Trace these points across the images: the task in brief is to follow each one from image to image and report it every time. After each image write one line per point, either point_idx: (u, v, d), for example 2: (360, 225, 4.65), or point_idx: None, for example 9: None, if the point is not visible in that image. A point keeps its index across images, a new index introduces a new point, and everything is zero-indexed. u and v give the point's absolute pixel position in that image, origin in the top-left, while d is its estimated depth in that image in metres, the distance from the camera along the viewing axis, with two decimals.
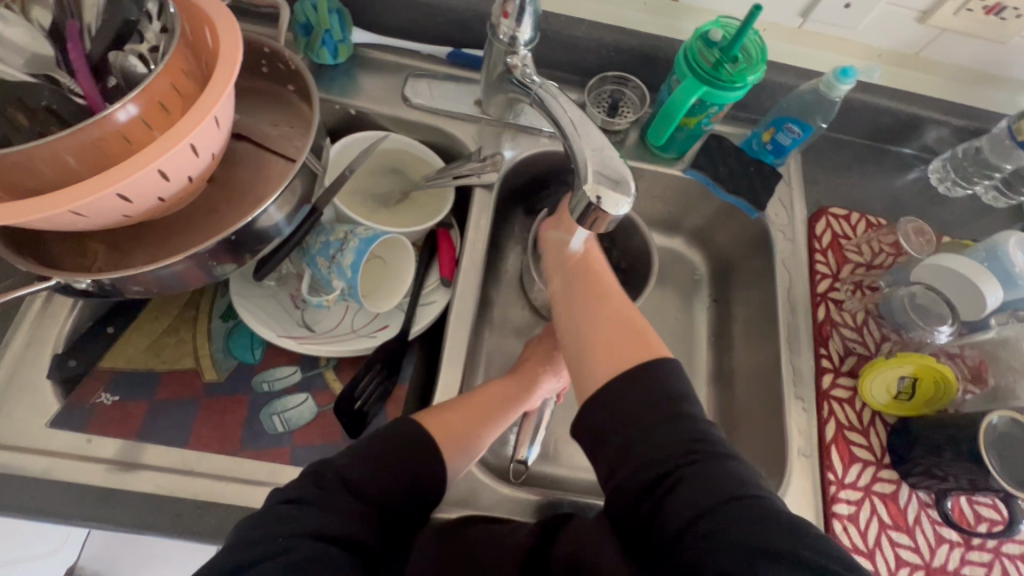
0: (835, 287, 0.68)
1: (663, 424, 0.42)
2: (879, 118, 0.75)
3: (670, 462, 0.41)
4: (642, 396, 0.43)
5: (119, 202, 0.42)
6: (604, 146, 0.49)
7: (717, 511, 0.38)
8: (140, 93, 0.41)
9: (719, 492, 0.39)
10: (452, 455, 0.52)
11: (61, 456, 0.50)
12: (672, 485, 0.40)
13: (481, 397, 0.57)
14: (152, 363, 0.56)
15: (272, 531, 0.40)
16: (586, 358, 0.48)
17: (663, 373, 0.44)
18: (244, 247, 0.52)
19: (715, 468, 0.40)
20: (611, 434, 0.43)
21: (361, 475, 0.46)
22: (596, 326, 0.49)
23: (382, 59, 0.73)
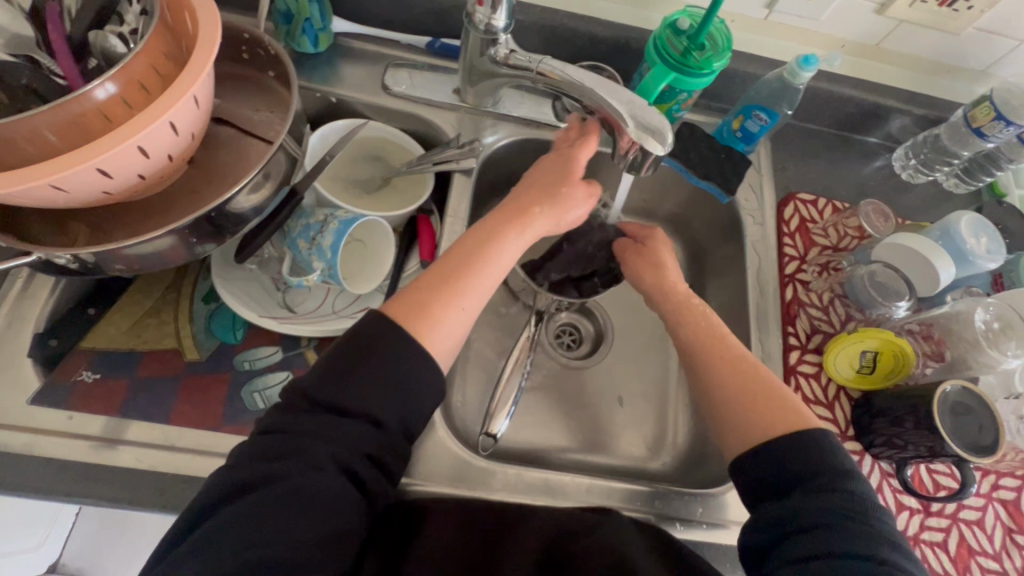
0: (802, 268, 0.71)
1: (819, 481, 0.45)
2: (844, 107, 0.78)
3: (809, 510, 0.44)
4: (797, 461, 0.47)
5: (99, 178, 0.43)
6: (632, 99, 0.54)
7: (836, 560, 0.41)
8: (119, 71, 0.43)
9: (848, 550, 0.42)
10: (409, 366, 0.47)
11: (43, 432, 0.50)
12: (804, 530, 0.44)
13: (453, 264, 0.52)
14: (133, 343, 0.57)
15: (252, 464, 0.41)
16: (735, 418, 0.52)
17: (821, 447, 0.47)
18: (224, 226, 0.53)
19: (867, 535, 0.42)
20: (763, 489, 0.48)
21: (332, 392, 0.43)
22: (745, 391, 0.53)
23: (362, 49, 0.74)
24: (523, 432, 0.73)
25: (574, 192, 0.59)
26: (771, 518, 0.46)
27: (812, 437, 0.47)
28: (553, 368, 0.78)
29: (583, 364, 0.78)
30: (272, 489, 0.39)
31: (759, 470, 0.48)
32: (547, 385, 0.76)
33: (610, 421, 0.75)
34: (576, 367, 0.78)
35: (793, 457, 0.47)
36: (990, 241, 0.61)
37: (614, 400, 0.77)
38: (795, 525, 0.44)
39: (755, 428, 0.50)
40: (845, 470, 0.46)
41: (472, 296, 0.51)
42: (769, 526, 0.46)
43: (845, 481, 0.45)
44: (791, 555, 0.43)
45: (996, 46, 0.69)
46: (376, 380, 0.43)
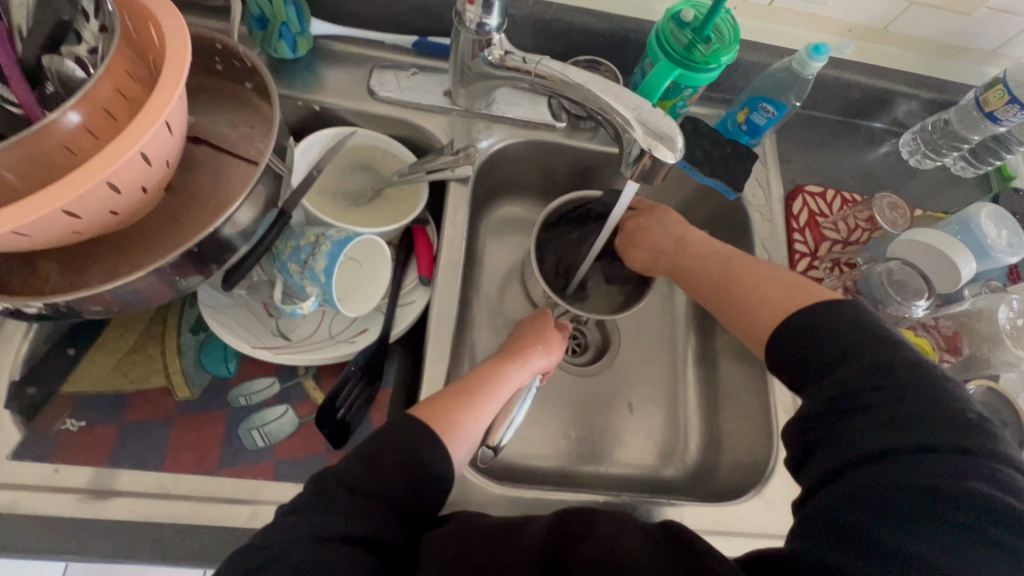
0: (813, 265, 0.69)
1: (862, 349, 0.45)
2: (851, 93, 0.75)
3: (844, 405, 0.43)
4: (832, 326, 0.47)
5: (67, 219, 0.39)
6: (640, 103, 0.50)
7: (881, 460, 0.39)
8: (83, 99, 0.38)
9: (888, 443, 0.39)
10: (454, 445, 0.50)
11: (27, 489, 0.47)
12: (843, 428, 0.42)
13: (470, 380, 0.57)
14: (120, 384, 0.53)
15: (275, 537, 0.40)
16: (749, 312, 0.56)
17: (848, 313, 0.47)
18: (209, 258, 0.50)
19: (925, 408, 0.40)
20: (822, 356, 0.46)
21: (363, 477, 0.44)
22: (758, 285, 0.57)
23: (344, 51, 0.70)
24: (533, 445, 0.71)
25: (556, 338, 0.65)
26: (823, 412, 0.44)
27: (831, 301, 0.49)
28: (560, 376, 0.75)
29: (590, 370, 0.76)
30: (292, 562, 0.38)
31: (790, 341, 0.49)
32: (555, 394, 0.74)
33: (622, 428, 0.74)
34: (583, 375, 0.76)
35: (809, 325, 0.48)
36: (1010, 235, 0.59)
37: (624, 407, 0.75)
38: (829, 420, 0.43)
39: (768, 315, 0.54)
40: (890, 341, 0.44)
41: (489, 402, 0.56)
42: (816, 425, 0.44)
43: (880, 347, 0.44)
44: (834, 464, 0.41)
45: (1008, 24, 0.67)
46: (412, 469, 0.46)
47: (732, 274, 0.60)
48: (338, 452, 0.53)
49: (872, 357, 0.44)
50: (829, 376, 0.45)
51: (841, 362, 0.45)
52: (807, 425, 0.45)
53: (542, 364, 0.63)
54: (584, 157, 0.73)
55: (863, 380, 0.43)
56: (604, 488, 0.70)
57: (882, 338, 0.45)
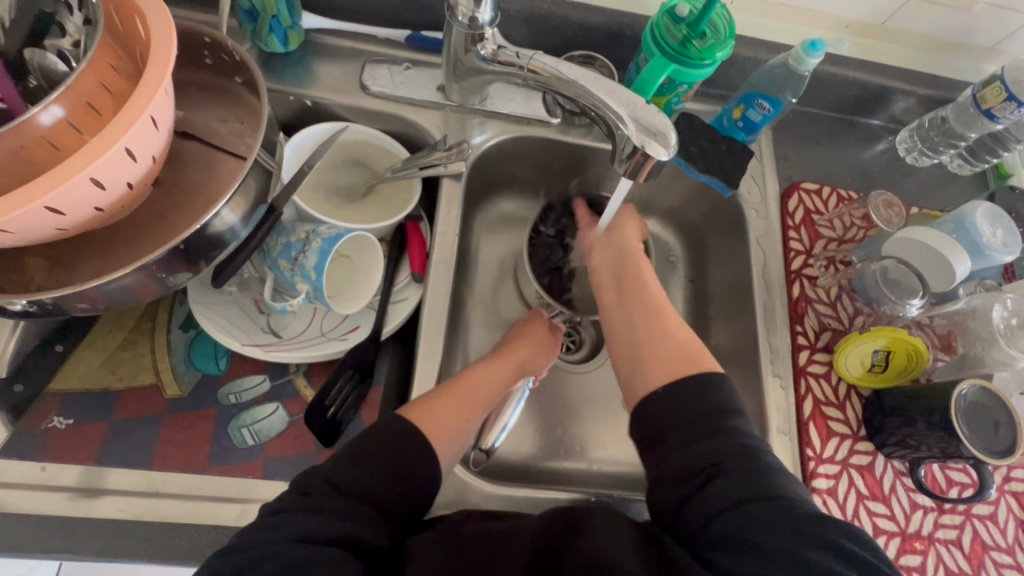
0: (809, 263, 0.68)
1: (710, 417, 0.46)
2: (848, 89, 0.74)
3: (700, 472, 0.44)
4: (684, 405, 0.47)
5: (51, 216, 0.38)
6: (633, 100, 0.50)
7: (749, 506, 0.41)
8: (64, 93, 0.38)
9: (749, 491, 0.42)
10: (445, 444, 0.50)
11: (13, 488, 0.46)
12: (715, 480, 0.43)
13: (466, 380, 0.56)
14: (108, 382, 0.53)
15: (262, 535, 0.39)
16: (643, 368, 0.54)
17: (708, 383, 0.49)
18: (198, 255, 0.49)
19: (750, 472, 0.43)
20: (659, 432, 0.47)
21: (350, 477, 0.44)
22: (647, 353, 0.55)
23: (337, 45, 0.69)
24: (526, 443, 0.70)
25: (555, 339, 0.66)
26: (688, 468, 0.45)
27: (701, 377, 0.49)
28: (554, 374, 0.75)
29: (585, 367, 0.76)
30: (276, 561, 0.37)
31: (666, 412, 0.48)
32: (549, 391, 0.74)
33: (615, 426, 0.73)
34: (578, 372, 0.75)
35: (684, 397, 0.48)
36: (1006, 234, 0.59)
37: (619, 405, 0.75)
38: (700, 477, 0.44)
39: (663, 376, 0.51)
40: (733, 404, 0.48)
41: (483, 406, 0.56)
42: (675, 484, 0.44)
43: (728, 416, 0.46)
44: (713, 510, 0.42)
45: (1006, 21, 0.66)
46: (399, 471, 0.46)
47: (658, 315, 0.58)
48: (329, 450, 0.53)
49: (707, 426, 0.46)
50: (690, 439, 0.46)
51: (682, 432, 0.46)
52: (665, 494, 0.45)
53: (536, 352, 0.64)
54: (578, 154, 0.72)
55: (729, 435, 0.45)
56: (597, 486, 0.69)
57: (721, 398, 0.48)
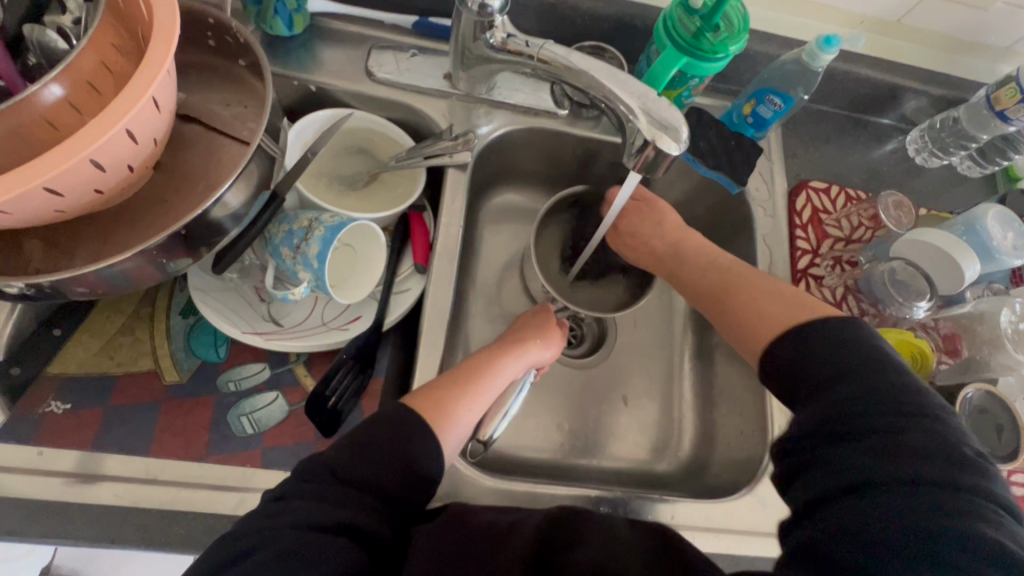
0: (815, 262, 0.68)
1: (848, 367, 0.44)
2: (860, 87, 0.73)
3: (823, 431, 0.43)
4: (822, 368, 0.45)
5: (49, 197, 0.38)
6: (646, 92, 0.49)
7: (866, 491, 0.39)
8: (64, 72, 0.37)
9: (870, 472, 0.39)
10: (446, 436, 0.50)
11: (8, 472, 0.46)
12: (835, 442, 0.42)
13: (464, 372, 0.56)
14: (106, 367, 0.52)
15: (260, 524, 0.39)
16: (758, 321, 0.54)
17: (854, 336, 0.45)
18: (199, 240, 0.48)
19: (897, 440, 0.40)
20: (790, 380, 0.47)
21: (349, 464, 0.44)
22: (764, 308, 0.54)
23: (342, 30, 0.68)
24: (525, 436, 0.70)
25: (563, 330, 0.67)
26: (810, 433, 0.44)
27: (828, 322, 0.47)
28: (555, 368, 0.75)
29: (586, 362, 0.75)
30: (271, 550, 0.37)
31: (791, 360, 0.48)
32: (550, 386, 0.73)
33: (616, 422, 0.73)
34: (578, 368, 0.75)
35: (811, 343, 0.47)
36: (1016, 237, 0.58)
37: (619, 400, 0.74)
38: (814, 449, 0.43)
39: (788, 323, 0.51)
40: (879, 353, 0.44)
41: (480, 395, 0.55)
42: (804, 448, 0.44)
43: (867, 373, 0.43)
44: (831, 483, 0.41)
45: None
46: (398, 460, 0.45)
47: (731, 288, 0.59)
48: (329, 440, 0.53)
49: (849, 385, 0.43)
50: (821, 394, 0.44)
51: (814, 386, 0.45)
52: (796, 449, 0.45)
53: (535, 355, 0.62)
54: (585, 147, 0.72)
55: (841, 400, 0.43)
56: (596, 482, 0.69)
57: (870, 356, 0.44)
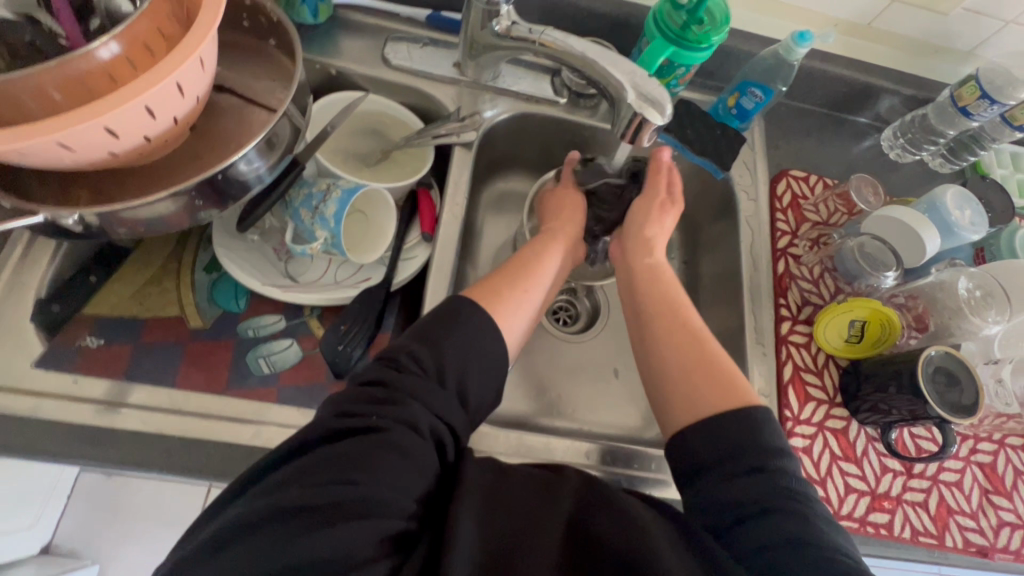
0: (794, 243, 0.73)
1: (754, 458, 0.44)
2: (836, 86, 0.79)
3: (732, 509, 0.42)
4: (720, 442, 0.45)
5: (106, 136, 0.43)
6: (636, 70, 0.54)
7: (787, 549, 0.39)
8: (125, 31, 0.42)
9: (790, 535, 0.40)
10: (506, 314, 0.52)
11: (48, 396, 0.50)
12: (744, 519, 0.42)
13: (522, 261, 0.59)
14: (136, 310, 0.57)
15: (359, 405, 0.41)
16: (686, 392, 0.50)
17: (757, 421, 0.46)
18: (227, 192, 0.54)
19: (793, 524, 0.40)
20: (708, 463, 0.45)
21: (427, 352, 0.45)
22: (684, 367, 0.51)
23: (362, 22, 0.74)
24: (521, 402, 0.74)
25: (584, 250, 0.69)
26: (718, 507, 0.43)
27: (751, 415, 0.46)
28: (551, 342, 0.79)
29: (580, 338, 0.80)
30: (365, 436, 0.39)
31: (713, 445, 0.45)
32: (544, 357, 0.78)
33: (607, 393, 0.77)
34: (570, 342, 0.80)
35: (738, 428, 0.45)
36: (974, 215, 0.63)
37: (611, 373, 0.79)
38: (728, 517, 0.42)
39: (694, 407, 0.49)
40: (776, 443, 0.45)
41: (538, 281, 0.57)
42: (711, 513, 0.43)
43: (770, 459, 0.44)
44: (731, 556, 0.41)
45: (981, 26, 0.72)
46: (471, 349, 0.47)
47: (669, 333, 0.54)
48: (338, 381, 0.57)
49: (749, 462, 0.44)
50: (730, 470, 0.44)
51: (721, 467, 0.44)
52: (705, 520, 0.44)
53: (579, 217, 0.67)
54: (582, 134, 0.77)
55: (744, 480, 0.43)
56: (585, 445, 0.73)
57: (777, 448, 0.45)
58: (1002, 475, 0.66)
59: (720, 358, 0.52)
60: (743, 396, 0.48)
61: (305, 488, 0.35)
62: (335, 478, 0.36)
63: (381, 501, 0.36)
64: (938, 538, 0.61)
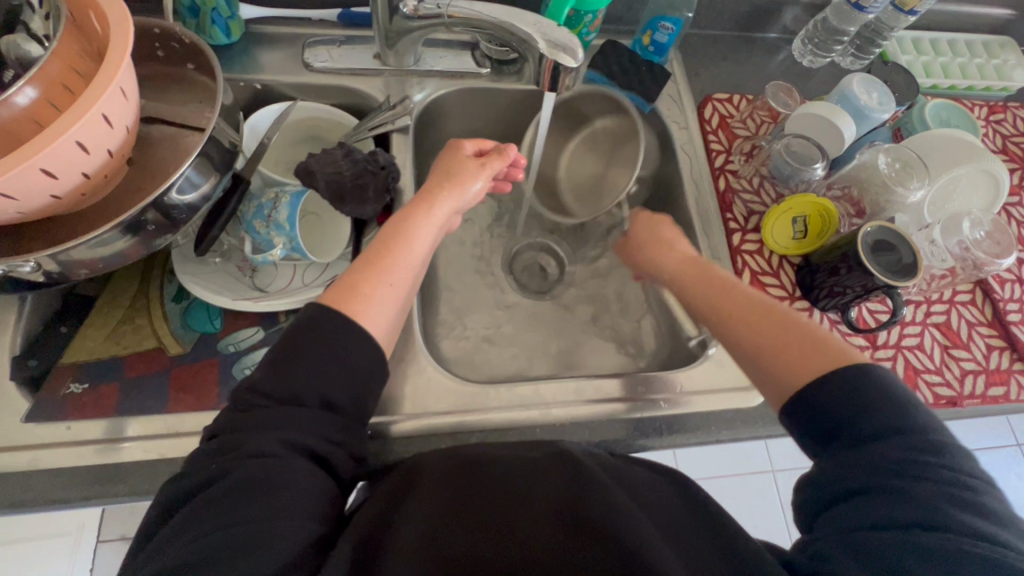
0: (730, 160, 0.76)
1: (880, 424, 0.42)
2: (739, 6, 0.84)
3: (865, 478, 0.40)
4: (839, 401, 0.44)
5: (44, 180, 0.44)
6: (539, 20, 0.56)
7: (919, 526, 0.37)
8: (37, 73, 0.44)
9: (917, 513, 0.37)
10: (372, 305, 0.52)
11: (45, 447, 0.51)
12: (868, 490, 0.40)
13: (376, 248, 0.57)
14: (114, 350, 0.58)
15: (212, 461, 0.42)
16: (780, 360, 0.50)
17: (877, 382, 0.43)
18: (176, 216, 0.55)
19: (937, 495, 0.38)
20: (828, 431, 0.44)
21: (275, 383, 0.45)
22: (770, 342, 0.51)
23: (276, 33, 0.75)
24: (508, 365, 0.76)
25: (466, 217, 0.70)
26: (849, 470, 0.41)
27: (854, 370, 0.44)
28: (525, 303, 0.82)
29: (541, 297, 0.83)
30: (245, 469, 0.40)
31: (816, 411, 0.45)
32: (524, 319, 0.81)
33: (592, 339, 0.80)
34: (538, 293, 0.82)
35: (843, 390, 0.44)
36: (881, 95, 0.68)
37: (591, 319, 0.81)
38: (857, 483, 0.41)
39: (790, 373, 0.48)
40: (907, 401, 0.43)
41: (402, 265, 0.56)
42: (827, 485, 0.42)
43: (904, 420, 0.42)
44: (850, 520, 0.39)
45: None
46: (337, 356, 0.47)
47: (752, 314, 0.55)
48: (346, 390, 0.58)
49: (875, 423, 0.42)
50: (860, 436, 0.42)
51: (851, 430, 0.43)
52: (831, 485, 0.42)
53: (457, 199, 0.64)
54: (513, 99, 0.80)
55: (886, 450, 0.40)
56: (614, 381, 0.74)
57: (906, 405, 0.42)
58: (957, 329, 0.71)
59: (810, 328, 0.50)
60: (848, 354, 0.47)
61: (206, 531, 0.38)
62: (234, 519, 0.38)
63: (267, 536, 0.38)
64: None
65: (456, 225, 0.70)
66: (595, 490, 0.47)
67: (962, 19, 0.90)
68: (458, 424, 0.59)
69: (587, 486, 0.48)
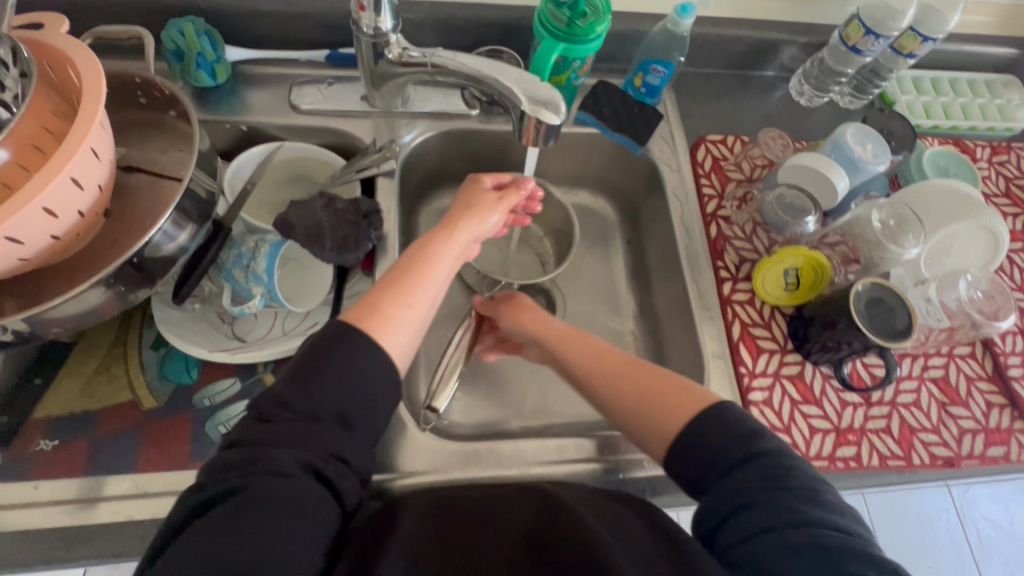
0: (722, 205, 0.75)
1: (743, 452, 0.47)
2: (734, 46, 0.82)
3: (750, 498, 0.45)
4: (706, 443, 0.49)
5: (10, 245, 0.43)
6: (523, 76, 0.56)
7: (804, 532, 0.42)
8: (7, 137, 0.43)
9: (797, 518, 0.42)
10: (389, 326, 0.50)
11: (10, 508, 0.50)
12: (751, 507, 0.44)
13: (394, 271, 0.55)
14: (88, 403, 0.57)
15: (224, 476, 0.41)
16: (650, 414, 0.53)
17: (731, 417, 0.49)
18: (151, 271, 0.54)
19: (803, 498, 0.44)
20: (701, 474, 0.48)
21: (297, 395, 0.45)
22: (641, 397, 0.55)
23: (264, 73, 0.75)
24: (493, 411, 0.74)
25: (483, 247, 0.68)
26: (739, 495, 0.45)
27: (714, 411, 0.50)
28: None
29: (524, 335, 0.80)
30: (264, 484, 0.40)
31: (694, 456, 0.49)
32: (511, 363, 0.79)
33: None
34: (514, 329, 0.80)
35: (711, 432, 0.49)
36: (875, 146, 0.67)
37: None
38: (749, 501, 0.45)
39: (664, 422, 0.52)
40: (756, 425, 0.49)
41: (422, 291, 0.54)
42: (717, 515, 0.46)
43: (757, 443, 0.48)
44: (750, 537, 0.43)
45: None
46: (354, 379, 0.46)
47: (625, 371, 0.58)
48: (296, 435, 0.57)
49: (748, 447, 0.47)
50: (735, 465, 0.47)
51: (720, 464, 0.47)
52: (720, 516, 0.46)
53: (479, 227, 0.62)
54: (502, 139, 0.79)
55: (760, 470, 0.46)
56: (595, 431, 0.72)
57: (756, 431, 0.49)
58: (955, 385, 0.69)
59: (668, 380, 0.54)
60: (706, 395, 0.52)
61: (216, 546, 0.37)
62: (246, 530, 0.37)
63: (281, 552, 0.37)
64: (905, 458, 0.64)
65: (473, 254, 0.67)
66: (571, 511, 0.47)
67: (965, 57, 0.88)
68: (433, 483, 0.57)
69: (563, 508, 0.48)
